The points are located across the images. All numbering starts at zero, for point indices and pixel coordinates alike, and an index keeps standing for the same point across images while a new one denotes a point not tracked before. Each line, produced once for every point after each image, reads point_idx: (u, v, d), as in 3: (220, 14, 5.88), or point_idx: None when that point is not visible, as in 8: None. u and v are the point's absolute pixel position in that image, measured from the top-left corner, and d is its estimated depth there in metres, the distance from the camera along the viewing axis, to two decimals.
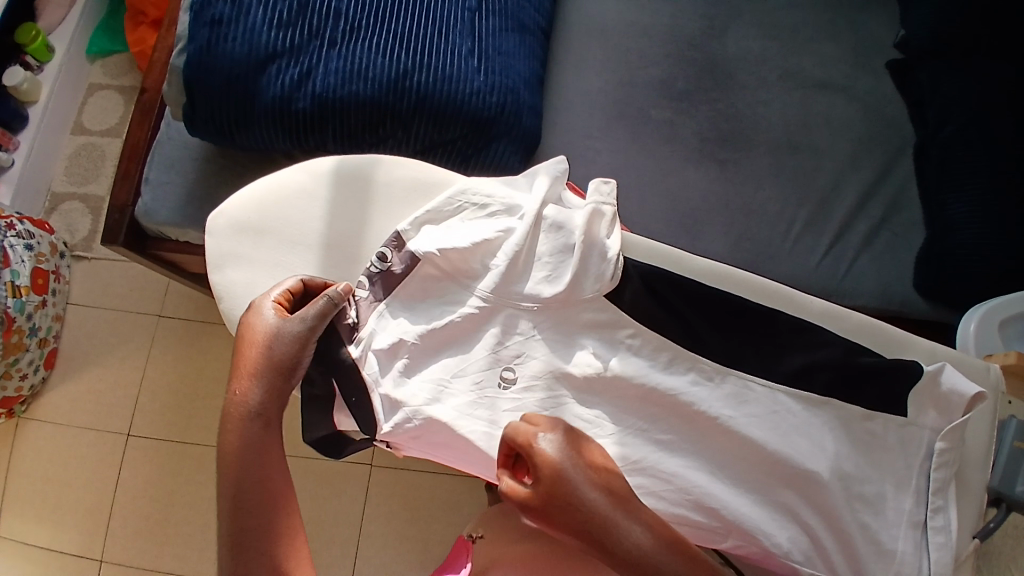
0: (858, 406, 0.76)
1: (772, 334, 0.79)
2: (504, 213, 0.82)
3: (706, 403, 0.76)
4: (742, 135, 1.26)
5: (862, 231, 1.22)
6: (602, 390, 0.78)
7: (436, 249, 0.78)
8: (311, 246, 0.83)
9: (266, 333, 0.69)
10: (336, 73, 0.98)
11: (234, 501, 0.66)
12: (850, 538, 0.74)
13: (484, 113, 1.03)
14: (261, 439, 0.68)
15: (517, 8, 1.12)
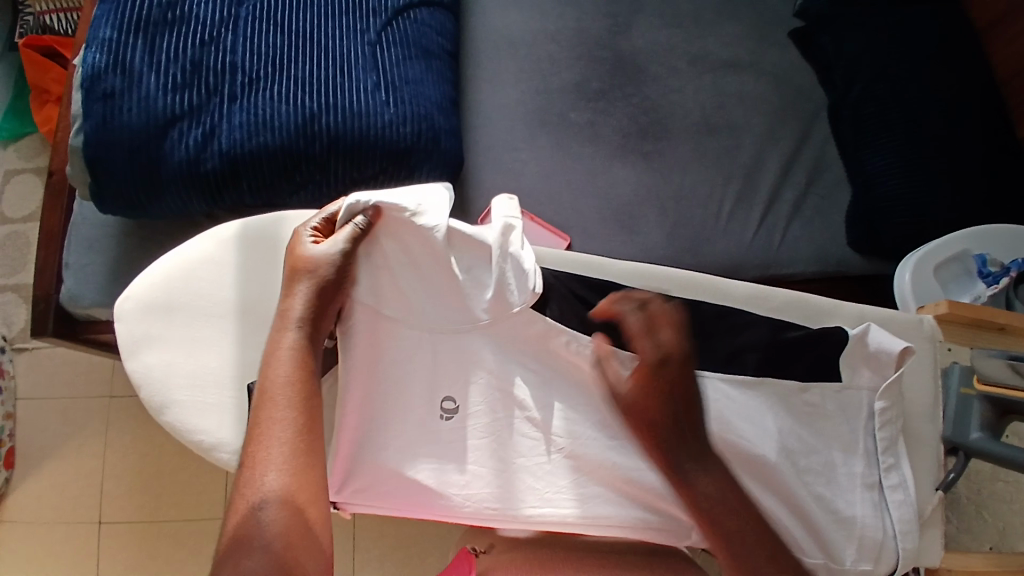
0: (793, 378, 0.78)
1: (705, 325, 0.81)
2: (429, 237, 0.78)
3: (649, 403, 0.78)
4: (661, 124, 1.28)
5: (790, 200, 1.25)
6: (546, 407, 0.79)
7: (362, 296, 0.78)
8: (228, 316, 0.77)
9: (319, 254, 0.75)
10: (242, 126, 0.96)
11: (267, 423, 0.68)
12: (811, 515, 0.75)
13: (400, 144, 1.02)
14: (303, 379, 0.71)
15: (418, 34, 1.11)
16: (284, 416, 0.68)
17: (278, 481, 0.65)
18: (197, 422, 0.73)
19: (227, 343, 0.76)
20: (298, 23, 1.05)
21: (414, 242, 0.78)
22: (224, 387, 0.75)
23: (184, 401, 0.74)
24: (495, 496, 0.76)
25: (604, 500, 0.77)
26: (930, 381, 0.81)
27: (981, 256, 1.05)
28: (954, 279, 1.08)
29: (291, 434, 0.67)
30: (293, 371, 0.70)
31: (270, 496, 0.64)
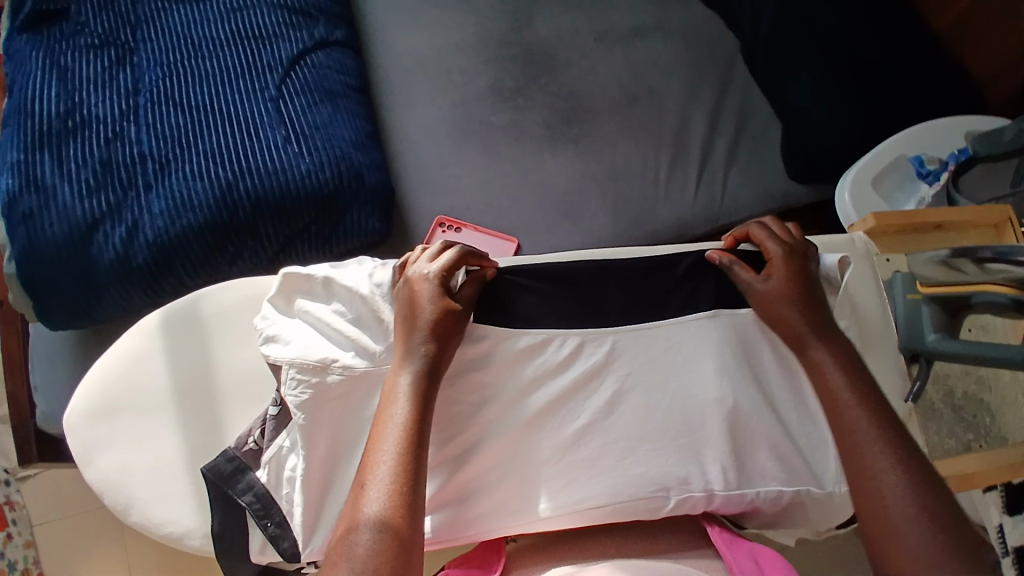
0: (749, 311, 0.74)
1: (681, 277, 0.75)
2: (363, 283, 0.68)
3: (595, 363, 0.71)
4: (582, 107, 1.27)
5: (724, 150, 1.25)
6: (485, 403, 0.69)
7: (303, 359, 0.64)
8: (169, 404, 0.72)
9: (428, 289, 0.65)
10: (162, 213, 0.96)
11: (377, 459, 0.57)
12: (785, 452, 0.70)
13: (323, 190, 1.01)
14: (419, 413, 0.60)
15: (318, 77, 1.10)
16: (399, 431, 0.58)
17: (381, 502, 0.54)
18: (162, 515, 0.69)
19: (177, 429, 0.71)
20: (196, 97, 1.04)
21: (344, 295, 0.68)
22: (183, 474, 0.70)
23: (146, 497, 0.69)
24: (454, 519, 0.66)
25: (568, 484, 0.67)
26: (876, 298, 0.77)
27: (918, 158, 1.03)
28: (897, 186, 1.06)
29: (402, 455, 0.57)
30: (416, 387, 0.61)
31: (371, 526, 0.53)
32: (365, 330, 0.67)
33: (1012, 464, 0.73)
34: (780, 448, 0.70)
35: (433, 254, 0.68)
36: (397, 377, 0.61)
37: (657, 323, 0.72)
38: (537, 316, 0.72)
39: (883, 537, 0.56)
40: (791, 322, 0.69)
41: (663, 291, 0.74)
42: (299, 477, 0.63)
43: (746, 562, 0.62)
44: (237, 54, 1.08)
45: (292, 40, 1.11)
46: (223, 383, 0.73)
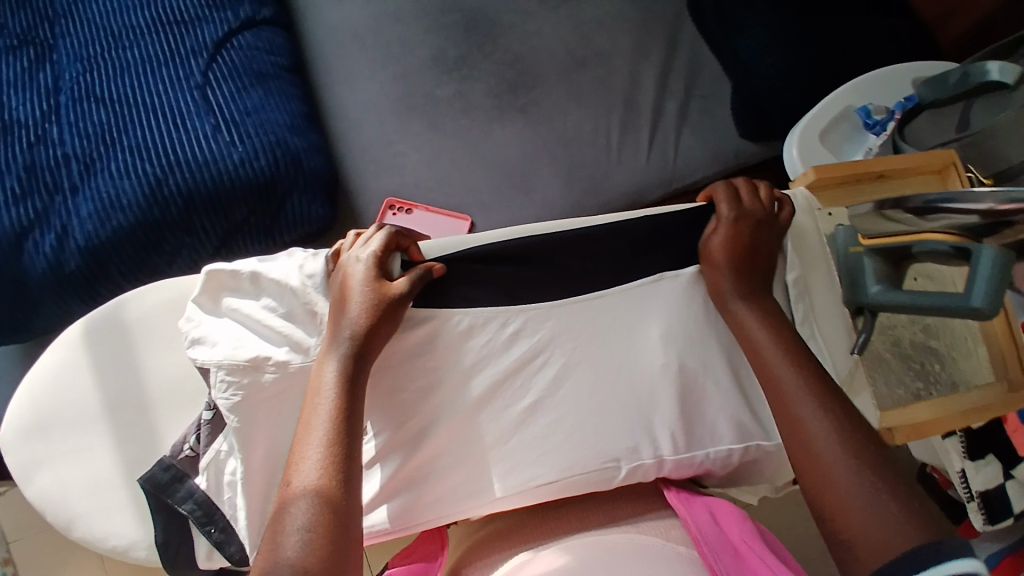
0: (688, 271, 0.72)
1: (620, 245, 0.72)
2: (292, 277, 0.66)
3: (539, 338, 0.69)
4: (529, 75, 1.23)
5: (675, 110, 1.22)
6: (432, 387, 0.67)
7: (235, 359, 0.62)
8: (100, 417, 0.69)
9: (358, 270, 0.63)
10: (91, 215, 0.92)
11: (305, 450, 0.55)
12: (739, 416, 0.69)
13: (258, 178, 0.97)
14: (349, 399, 0.58)
15: (247, 60, 1.05)
16: (327, 418, 0.57)
17: (309, 489, 0.53)
18: (104, 529, 0.67)
19: (110, 442, 0.68)
20: (117, 90, 0.99)
21: (274, 290, 0.66)
22: (123, 486, 0.68)
23: (86, 513, 0.67)
24: (401, 512, 0.64)
25: (520, 461, 0.66)
26: (819, 253, 0.75)
27: (864, 108, 1.01)
28: (847, 138, 1.05)
29: (331, 442, 0.55)
30: (344, 375, 0.59)
31: (301, 510, 0.51)
32: (297, 326, 0.65)
33: (964, 413, 0.73)
34: (734, 411, 0.69)
35: (367, 239, 0.66)
36: (324, 365, 0.59)
37: (598, 293, 0.71)
38: (476, 296, 0.70)
39: (818, 483, 0.56)
40: (715, 279, 0.69)
41: (604, 260, 0.72)
42: (238, 479, 0.62)
43: (701, 513, 0.64)
44: (158, 41, 1.03)
45: (214, 21, 1.05)
46: (151, 391, 0.69)
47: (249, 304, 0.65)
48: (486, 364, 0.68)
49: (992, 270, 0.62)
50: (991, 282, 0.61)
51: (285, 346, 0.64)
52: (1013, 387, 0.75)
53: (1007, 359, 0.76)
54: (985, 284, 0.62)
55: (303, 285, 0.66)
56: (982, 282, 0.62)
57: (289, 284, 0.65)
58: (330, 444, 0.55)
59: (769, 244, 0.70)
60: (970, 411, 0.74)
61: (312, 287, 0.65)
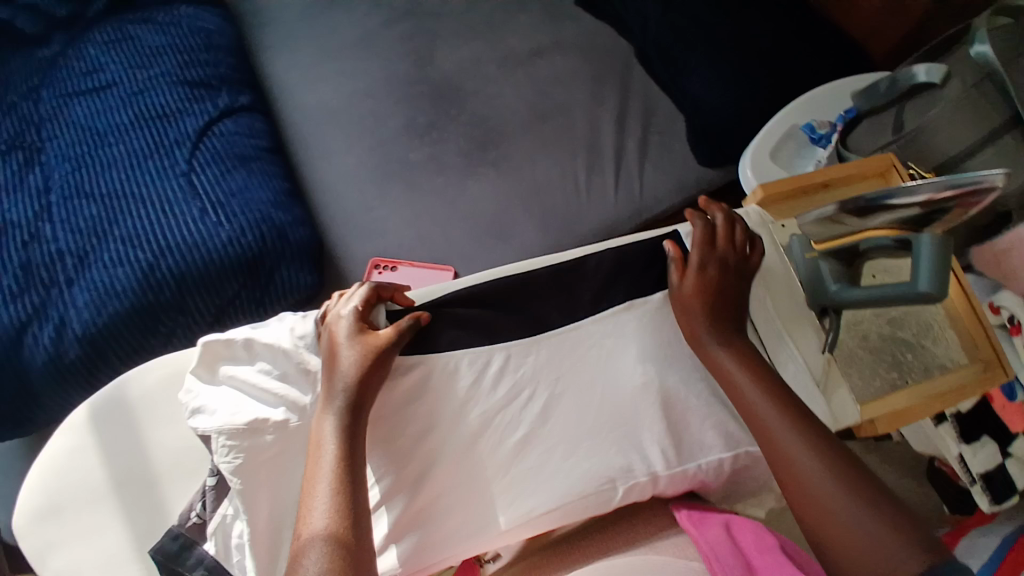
0: (655, 294, 0.76)
1: (589, 277, 0.77)
2: (284, 340, 0.70)
3: (524, 371, 0.73)
4: (495, 131, 1.30)
5: (636, 149, 1.29)
6: (428, 430, 0.69)
7: (235, 424, 0.65)
8: (110, 493, 0.69)
9: (344, 326, 0.67)
10: (88, 304, 0.95)
11: (314, 498, 0.58)
12: (722, 426, 0.72)
13: (246, 253, 1.02)
14: (350, 446, 0.61)
15: (227, 145, 1.11)
16: (330, 467, 0.59)
17: (322, 537, 0.55)
18: None
19: (124, 517, 0.68)
20: (106, 185, 1.04)
21: (267, 354, 0.69)
22: (137, 562, 0.67)
23: None
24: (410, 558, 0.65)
25: (518, 491, 0.68)
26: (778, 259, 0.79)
27: (808, 125, 1.08)
28: (797, 154, 1.11)
29: (336, 489, 0.58)
30: (342, 424, 0.62)
31: (315, 553, 0.54)
32: (291, 386, 0.69)
33: (943, 395, 0.76)
34: (717, 421, 0.72)
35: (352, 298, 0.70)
36: (323, 415, 0.62)
37: (576, 324, 0.75)
38: (459, 339, 0.73)
39: (838, 544, 0.57)
40: (692, 325, 0.72)
41: (576, 292, 0.76)
42: (247, 540, 0.63)
43: (714, 527, 0.65)
44: (143, 135, 1.09)
45: (195, 113, 1.12)
46: (158, 460, 0.69)
47: (244, 370, 0.69)
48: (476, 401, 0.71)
49: (929, 256, 0.65)
50: (935, 266, 0.64)
51: (281, 406, 0.68)
52: (989, 367, 0.77)
53: (978, 338, 0.78)
54: (926, 269, 0.65)
55: (295, 345, 0.70)
56: (922, 268, 0.65)
57: (281, 347, 0.69)
58: (337, 489, 0.58)
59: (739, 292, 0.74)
60: (948, 393, 0.76)
61: (304, 347, 0.70)
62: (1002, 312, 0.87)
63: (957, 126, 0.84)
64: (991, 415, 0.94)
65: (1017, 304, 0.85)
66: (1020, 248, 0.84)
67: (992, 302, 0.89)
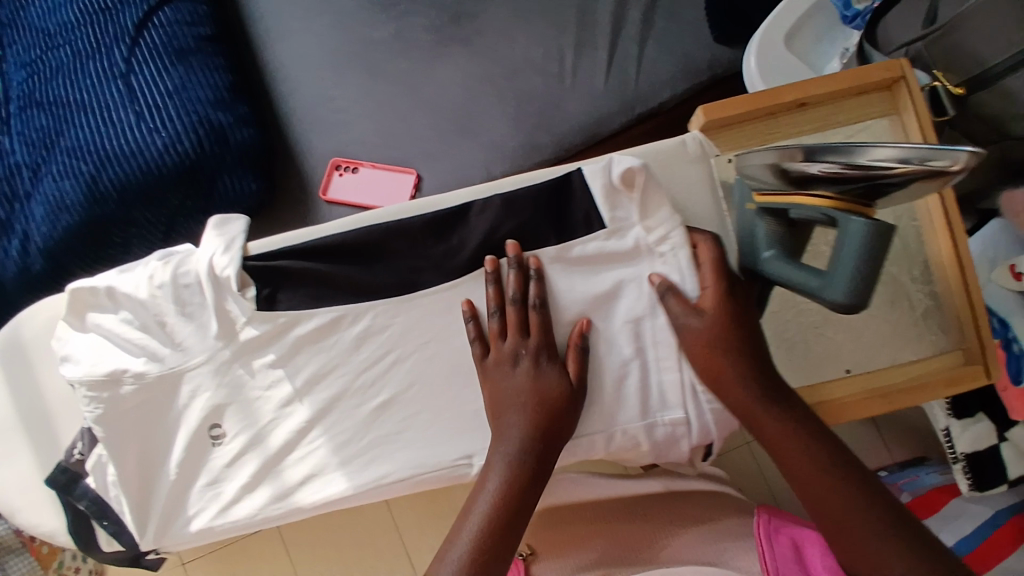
0: (549, 247, 0.64)
1: (469, 224, 0.65)
2: (139, 290, 0.67)
3: (388, 332, 0.65)
4: (471, 1, 1.11)
5: (636, 19, 1.06)
6: (288, 387, 0.66)
7: (97, 372, 0.66)
8: (10, 425, 0.73)
9: (519, 376, 0.59)
10: (43, 218, 0.95)
11: (473, 498, 0.56)
12: (604, 408, 0.62)
13: (185, 162, 0.96)
14: (527, 450, 0.57)
15: (167, 37, 1.01)
16: (483, 510, 0.55)
17: (457, 566, 0.52)
18: (31, 519, 0.72)
19: (24, 445, 0.73)
20: (52, 90, 0.99)
21: (128, 303, 0.68)
22: (40, 485, 0.73)
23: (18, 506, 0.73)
24: (267, 512, 0.65)
25: (378, 457, 0.64)
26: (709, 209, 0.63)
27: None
28: (820, 37, 0.87)
29: (485, 531, 0.54)
30: (513, 466, 0.56)
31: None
32: (152, 338, 0.67)
33: (897, 391, 0.60)
34: (598, 403, 0.62)
35: (517, 313, 0.62)
36: (502, 398, 0.59)
37: (447, 283, 0.64)
38: (318, 294, 0.66)
39: None
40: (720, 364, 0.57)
41: (451, 244, 0.65)
42: (119, 482, 0.67)
43: (784, 546, 0.56)
44: (84, 33, 1.00)
45: (132, 3, 1.01)
46: (49, 400, 0.73)
47: (109, 318, 0.69)
48: (336, 361, 0.66)
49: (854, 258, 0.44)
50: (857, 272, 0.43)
51: (143, 357, 0.67)
52: (971, 358, 0.61)
53: (965, 323, 0.61)
54: (847, 273, 0.44)
55: (152, 296, 0.67)
56: (842, 267, 0.44)
57: (137, 296, 0.67)
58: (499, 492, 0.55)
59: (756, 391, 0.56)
60: (901, 389, 0.60)
61: (159, 299, 0.67)
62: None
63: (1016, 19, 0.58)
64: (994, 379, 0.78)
65: None
66: None
67: (1014, 266, 0.72)
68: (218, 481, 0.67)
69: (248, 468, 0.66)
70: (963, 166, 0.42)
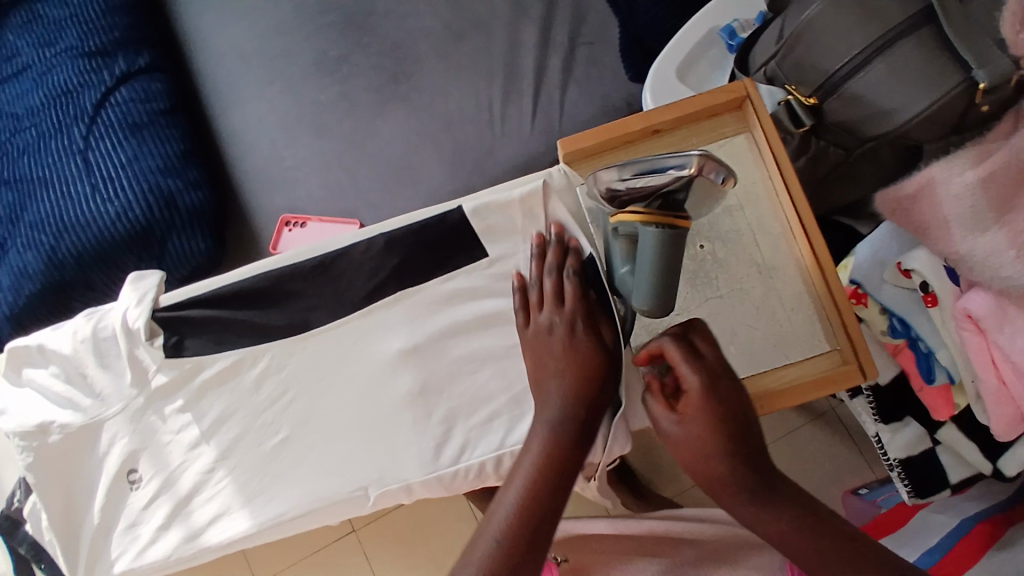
0: (434, 282, 0.70)
1: (359, 266, 0.69)
2: (66, 345, 0.71)
3: (285, 373, 0.70)
4: (407, 60, 1.13)
5: (558, 64, 1.08)
6: (198, 430, 0.71)
7: (25, 422, 0.71)
8: None
9: (553, 336, 0.61)
10: (8, 285, 1.03)
11: (519, 470, 0.55)
12: (487, 427, 0.68)
13: (136, 226, 1.03)
14: (581, 417, 0.57)
15: (123, 115, 1.10)
16: (525, 478, 0.54)
17: (498, 534, 0.51)
18: None
19: None
20: (20, 170, 1.09)
21: (56, 357, 0.72)
22: None
23: None
24: (181, 552, 0.70)
25: (282, 492, 0.68)
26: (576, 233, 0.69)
27: (727, 27, 0.88)
28: (716, 67, 0.91)
29: (530, 498, 0.52)
30: (555, 432, 0.56)
31: (473, 568, 0.49)
32: (80, 391, 0.72)
33: (770, 395, 0.62)
34: (483, 424, 0.68)
35: (554, 284, 0.64)
36: (546, 361, 0.61)
37: (340, 320, 0.70)
38: (221, 343, 0.70)
39: None
40: (707, 465, 0.53)
41: (342, 286, 0.70)
42: (47, 526, 0.71)
43: None
44: (47, 116, 1.10)
45: (92, 85, 1.11)
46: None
47: (42, 373, 0.73)
48: (240, 403, 0.70)
49: (652, 271, 0.54)
50: (652, 262, 0.53)
51: (70, 408, 0.72)
52: (846, 359, 0.62)
53: (832, 321, 0.62)
54: (643, 292, 0.55)
55: (76, 349, 0.71)
56: (642, 262, 0.54)
57: (64, 351, 0.71)
58: (546, 458, 0.55)
59: (742, 478, 0.52)
60: (770, 395, 0.62)
61: (82, 352, 0.71)
62: (914, 275, 0.72)
63: (842, 29, 0.62)
64: (908, 385, 0.78)
65: (929, 267, 0.69)
66: (934, 190, 0.62)
67: (902, 263, 0.72)
68: (137, 523, 0.71)
69: (161, 511, 0.71)
70: (694, 167, 0.51)
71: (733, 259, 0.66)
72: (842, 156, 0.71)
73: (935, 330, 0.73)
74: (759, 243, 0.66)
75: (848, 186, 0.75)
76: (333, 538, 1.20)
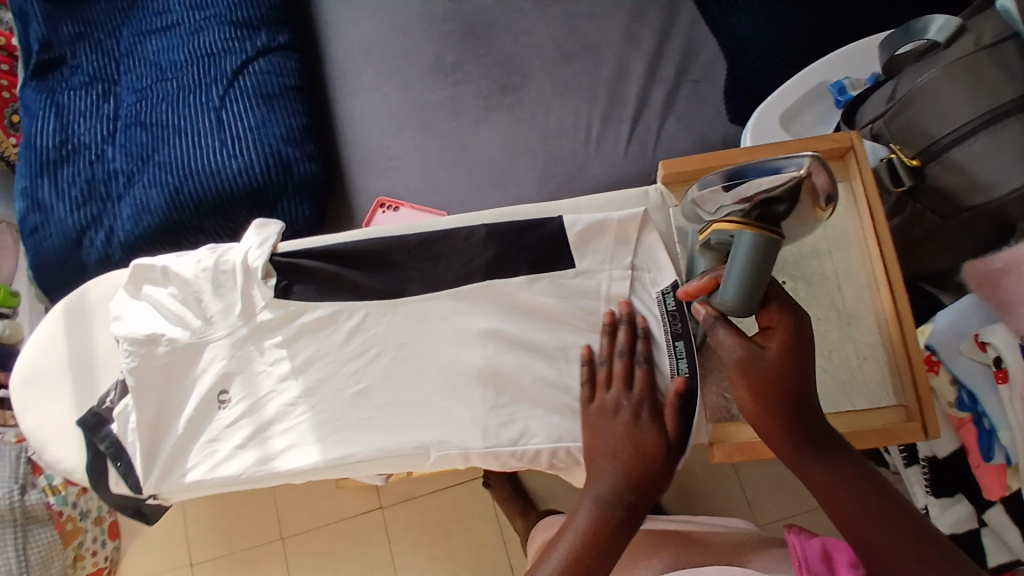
0: (521, 275, 0.74)
1: (457, 247, 0.76)
2: (188, 270, 0.80)
3: (375, 330, 0.76)
4: (517, 74, 1.21)
5: (660, 97, 1.13)
6: (287, 367, 0.78)
7: (138, 330, 0.79)
8: (64, 373, 0.90)
9: (617, 417, 0.66)
10: (129, 216, 1.13)
11: (570, 518, 0.61)
12: (549, 416, 0.72)
13: (254, 184, 1.13)
14: (632, 488, 0.61)
15: (258, 84, 1.21)
16: (577, 531, 0.59)
17: None
18: (59, 454, 0.88)
19: (64, 396, 0.89)
20: (157, 116, 1.20)
21: (177, 279, 0.81)
22: (72, 426, 0.89)
23: (53, 440, 0.88)
24: (249, 474, 0.76)
25: (351, 438, 0.74)
26: (667, 253, 0.74)
27: (837, 83, 0.91)
28: (813, 122, 0.95)
29: (580, 552, 0.58)
30: (603, 501, 0.60)
31: None
32: (188, 311, 0.80)
33: None
34: (547, 413, 0.72)
35: (623, 366, 0.69)
36: (604, 437, 0.65)
37: (430, 293, 0.76)
38: (324, 293, 0.77)
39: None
40: (761, 409, 0.57)
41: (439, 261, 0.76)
42: (134, 428, 0.78)
43: (814, 546, 0.65)
44: (191, 72, 1.22)
45: (235, 52, 1.23)
46: (96, 355, 0.89)
47: (158, 291, 0.82)
48: (330, 351, 0.77)
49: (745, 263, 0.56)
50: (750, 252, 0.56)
51: (176, 325, 0.80)
52: (912, 417, 0.64)
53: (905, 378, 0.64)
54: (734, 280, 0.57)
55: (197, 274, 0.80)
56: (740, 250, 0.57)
57: (185, 274, 0.80)
58: (596, 520, 0.59)
59: (795, 420, 0.57)
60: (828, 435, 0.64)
61: (201, 278, 0.79)
62: (989, 349, 0.72)
63: (955, 99, 0.65)
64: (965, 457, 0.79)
65: (1004, 343, 0.70)
66: None
67: (980, 335, 0.73)
68: (214, 441, 0.78)
69: (240, 433, 0.77)
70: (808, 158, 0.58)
71: (813, 300, 0.69)
72: (937, 221, 0.73)
73: (1001, 410, 0.73)
74: (842, 288, 0.68)
75: (934, 251, 0.77)
76: (361, 510, 1.25)
